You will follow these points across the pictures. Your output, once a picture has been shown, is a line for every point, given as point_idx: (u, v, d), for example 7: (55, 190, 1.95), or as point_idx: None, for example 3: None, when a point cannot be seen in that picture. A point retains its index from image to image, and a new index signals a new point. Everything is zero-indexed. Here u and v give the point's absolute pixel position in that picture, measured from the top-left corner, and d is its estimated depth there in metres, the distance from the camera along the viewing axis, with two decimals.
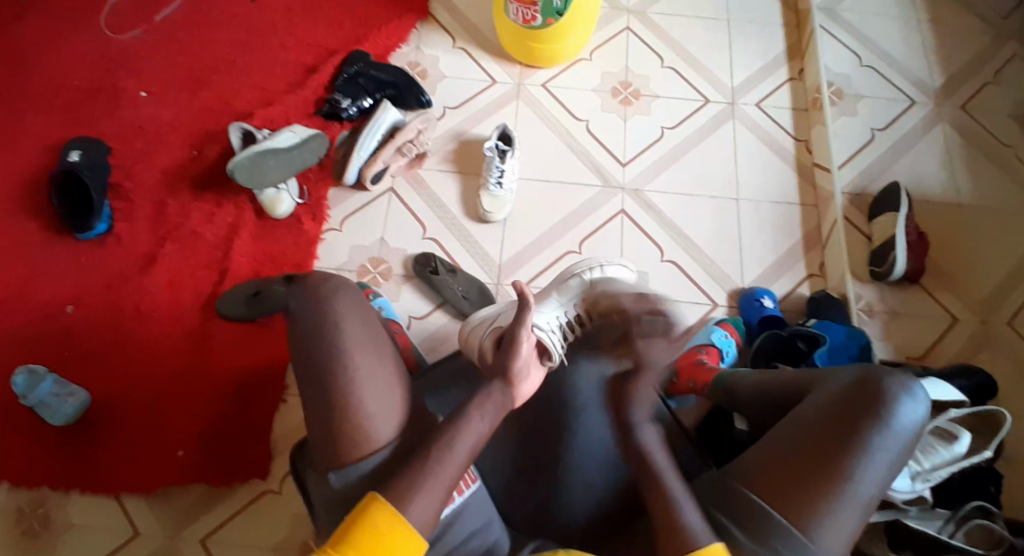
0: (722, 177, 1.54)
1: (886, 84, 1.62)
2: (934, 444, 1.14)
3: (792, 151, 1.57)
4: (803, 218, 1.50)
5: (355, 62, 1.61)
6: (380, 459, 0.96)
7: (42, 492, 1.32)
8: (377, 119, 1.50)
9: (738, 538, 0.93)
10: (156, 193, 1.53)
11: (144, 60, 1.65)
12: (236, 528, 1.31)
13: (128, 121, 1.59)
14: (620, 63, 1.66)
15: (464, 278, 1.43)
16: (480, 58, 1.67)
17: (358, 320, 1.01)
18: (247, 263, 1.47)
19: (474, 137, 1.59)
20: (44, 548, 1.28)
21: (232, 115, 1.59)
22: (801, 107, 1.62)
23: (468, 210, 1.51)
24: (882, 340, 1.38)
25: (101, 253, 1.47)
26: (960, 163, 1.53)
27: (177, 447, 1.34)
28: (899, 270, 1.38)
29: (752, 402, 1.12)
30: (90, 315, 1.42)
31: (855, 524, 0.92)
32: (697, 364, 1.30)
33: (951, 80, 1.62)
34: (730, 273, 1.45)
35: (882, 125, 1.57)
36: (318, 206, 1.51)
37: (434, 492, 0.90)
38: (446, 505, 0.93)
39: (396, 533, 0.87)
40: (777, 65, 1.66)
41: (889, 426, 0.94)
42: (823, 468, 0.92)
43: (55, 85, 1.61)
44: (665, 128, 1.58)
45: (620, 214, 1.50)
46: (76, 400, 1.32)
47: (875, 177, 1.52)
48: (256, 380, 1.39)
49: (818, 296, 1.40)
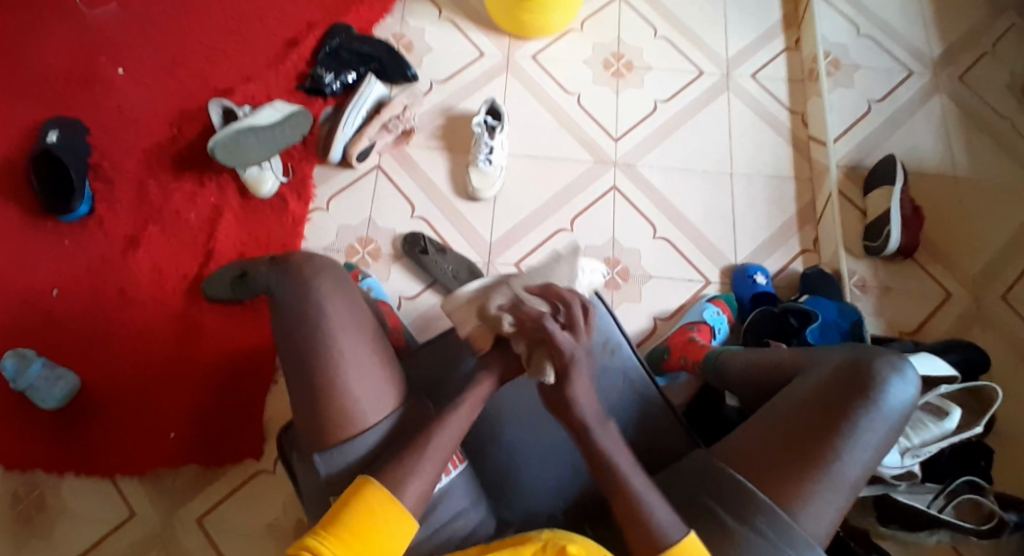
0: (715, 151, 1.51)
1: (883, 55, 1.58)
2: (924, 420, 1.16)
3: (786, 123, 1.54)
4: (797, 193, 1.48)
5: (337, 35, 1.56)
6: (378, 436, 0.95)
7: (35, 475, 1.31)
8: (363, 94, 1.46)
9: (724, 519, 0.91)
10: (137, 173, 1.49)
11: (120, 36, 1.60)
12: (229, 508, 1.31)
13: (104, 98, 1.54)
14: (612, 33, 1.61)
15: (453, 257, 1.40)
16: (468, 29, 1.62)
17: (343, 303, 0.99)
18: (232, 244, 1.44)
19: (462, 113, 1.55)
20: (40, 532, 1.28)
21: (213, 91, 1.55)
22: (797, 79, 1.58)
23: (457, 187, 1.49)
24: (874, 316, 1.37)
25: (82, 236, 1.45)
26: (956, 136, 1.50)
27: (168, 429, 1.33)
28: (893, 245, 1.36)
29: (741, 382, 1.12)
30: (74, 300, 1.40)
31: (842, 504, 0.92)
32: (690, 341, 1.28)
33: (949, 50, 1.58)
34: (722, 249, 1.44)
35: (879, 97, 1.54)
36: (303, 184, 1.48)
37: (425, 475, 0.89)
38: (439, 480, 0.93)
39: (388, 512, 0.86)
40: (773, 35, 1.62)
41: (878, 408, 0.93)
42: (811, 449, 0.92)
43: (31, 60, 1.56)
44: (658, 101, 1.55)
45: (613, 190, 1.47)
46: (65, 384, 1.31)
47: (871, 150, 1.49)
48: (245, 364, 1.38)
49: (810, 273, 1.39)
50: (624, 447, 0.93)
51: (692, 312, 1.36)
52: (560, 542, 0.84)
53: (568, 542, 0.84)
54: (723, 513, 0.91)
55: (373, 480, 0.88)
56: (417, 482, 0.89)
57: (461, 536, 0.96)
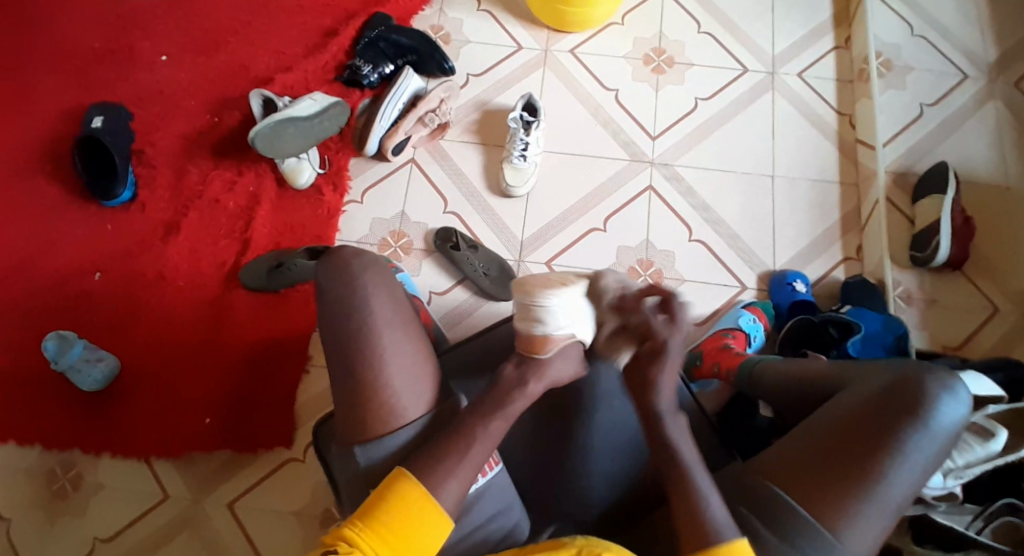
0: (757, 152, 1.46)
1: (936, 56, 1.51)
2: (969, 441, 1.11)
3: (833, 125, 1.48)
4: (842, 198, 1.43)
5: (376, 26, 1.56)
6: (409, 435, 0.95)
7: (72, 453, 1.36)
8: (400, 86, 1.46)
9: (765, 537, 0.89)
10: (177, 159, 1.52)
11: (162, 22, 1.62)
12: (263, 491, 1.34)
13: (146, 84, 1.57)
14: (653, 28, 1.57)
15: (484, 253, 1.39)
16: (506, 22, 1.60)
17: (387, 296, 0.98)
18: (267, 234, 1.46)
19: (498, 107, 1.53)
20: (75, 508, 1.33)
21: (252, 81, 1.56)
22: (845, 79, 1.52)
23: (490, 184, 1.47)
24: (919, 329, 1.32)
25: (123, 220, 1.48)
26: (1011, 144, 1.43)
27: (203, 414, 1.36)
28: (942, 256, 1.30)
29: (778, 393, 1.09)
30: (114, 284, 1.44)
31: (885, 523, 0.89)
32: (723, 348, 1.25)
33: (1007, 53, 1.50)
34: (761, 254, 1.40)
35: (931, 100, 1.47)
36: (339, 176, 1.49)
37: (455, 467, 0.88)
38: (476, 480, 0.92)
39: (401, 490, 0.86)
40: (821, 33, 1.56)
41: (927, 426, 0.90)
42: (853, 467, 0.89)
43: (77, 47, 1.59)
44: (699, 99, 1.51)
45: (648, 190, 1.44)
46: (105, 366, 1.35)
47: (921, 156, 1.43)
48: (277, 352, 1.40)
49: (852, 282, 1.34)
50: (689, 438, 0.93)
51: (726, 318, 1.32)
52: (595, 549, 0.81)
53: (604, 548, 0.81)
54: (761, 529, 0.90)
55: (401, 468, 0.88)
56: (452, 477, 0.88)
57: (497, 538, 0.95)
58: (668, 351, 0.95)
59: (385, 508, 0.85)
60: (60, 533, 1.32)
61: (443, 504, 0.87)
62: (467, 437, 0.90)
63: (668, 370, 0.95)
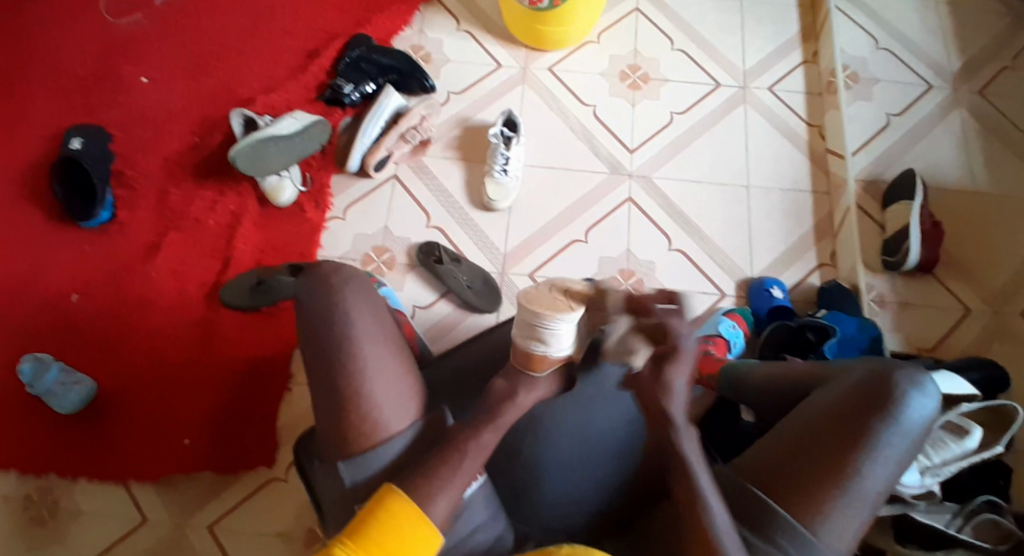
0: (732, 163, 1.50)
1: (901, 68, 1.57)
2: (944, 438, 1.14)
3: (804, 136, 1.53)
4: (815, 206, 1.47)
5: (358, 46, 1.57)
6: (401, 446, 0.94)
7: (48, 480, 1.33)
8: (381, 104, 1.48)
9: (748, 538, 0.90)
10: (158, 180, 1.52)
11: (143, 45, 1.62)
12: (246, 512, 1.32)
13: (127, 107, 1.57)
14: (629, 45, 1.62)
15: (468, 267, 1.41)
16: (485, 41, 1.63)
17: (368, 309, 1.00)
18: (249, 252, 1.46)
19: (479, 124, 1.56)
20: (52, 536, 1.29)
21: (234, 101, 1.57)
22: (814, 92, 1.57)
23: (473, 198, 1.49)
24: (893, 331, 1.35)
25: (103, 241, 1.47)
26: (976, 150, 1.48)
27: (183, 436, 1.34)
28: (912, 261, 1.35)
29: (757, 398, 1.11)
30: (94, 305, 1.42)
31: (862, 519, 0.90)
32: (704, 355, 1.26)
33: (969, 63, 1.57)
34: (739, 263, 1.43)
35: (898, 110, 1.53)
36: (321, 193, 1.50)
37: (447, 472, 0.88)
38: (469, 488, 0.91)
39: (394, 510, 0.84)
40: (790, 48, 1.62)
41: (899, 422, 0.92)
42: (830, 464, 0.91)
43: (56, 71, 1.59)
44: (674, 113, 1.55)
45: (627, 202, 1.47)
46: (82, 389, 1.32)
47: (890, 163, 1.48)
48: (259, 371, 1.39)
49: (829, 288, 1.37)
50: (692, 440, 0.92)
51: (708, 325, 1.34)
52: (582, 549, 0.82)
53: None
54: (743, 529, 0.90)
55: (391, 486, 0.87)
56: (444, 491, 0.87)
57: (483, 549, 0.95)
58: (684, 349, 0.88)
59: (373, 524, 0.83)
60: None
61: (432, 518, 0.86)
62: (457, 443, 0.91)
63: (684, 368, 0.89)
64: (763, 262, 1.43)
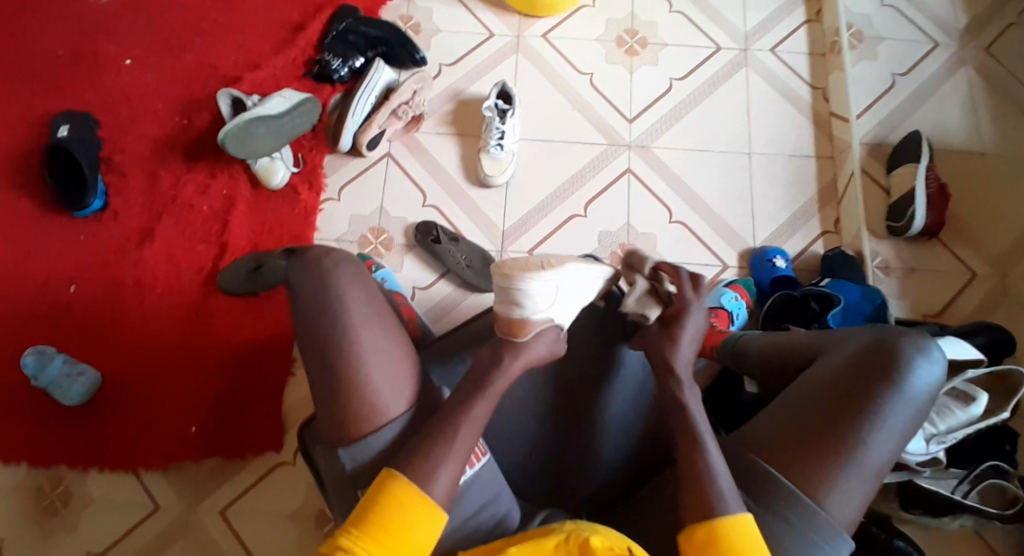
0: (733, 126, 1.47)
1: (908, 25, 1.52)
2: (950, 406, 1.13)
3: (807, 99, 1.49)
4: (818, 171, 1.44)
5: (344, 19, 1.54)
6: (394, 431, 0.92)
7: (59, 469, 1.34)
8: (371, 78, 1.44)
9: (752, 509, 0.90)
10: (148, 164, 1.49)
11: (124, 25, 1.58)
12: (255, 496, 1.33)
13: (111, 89, 1.53)
14: (625, 9, 1.56)
15: (466, 245, 1.39)
16: (476, 9, 1.57)
17: (361, 295, 0.96)
18: (244, 236, 1.44)
19: (472, 96, 1.52)
20: (67, 523, 1.31)
21: (220, 80, 1.53)
22: (818, 52, 1.52)
23: (469, 174, 1.46)
24: (898, 298, 1.34)
25: (96, 229, 1.45)
26: (984, 109, 1.44)
27: (189, 423, 1.35)
28: (918, 225, 1.32)
29: (760, 365, 1.10)
30: (92, 294, 1.41)
31: (867, 487, 0.89)
32: (707, 326, 1.25)
33: (978, 18, 1.52)
34: (740, 231, 1.41)
35: (904, 70, 1.48)
36: (314, 173, 1.47)
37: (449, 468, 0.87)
38: (464, 471, 0.90)
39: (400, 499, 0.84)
40: (793, 6, 1.56)
41: (903, 389, 0.90)
42: (834, 434, 0.89)
43: (38, 54, 1.55)
44: (674, 79, 1.50)
45: (627, 172, 1.44)
46: (87, 379, 1.33)
47: (895, 125, 1.44)
48: (257, 357, 1.39)
49: (832, 255, 1.35)
50: (689, 415, 0.92)
51: (710, 297, 1.33)
52: (583, 533, 0.80)
53: (590, 533, 0.79)
54: (750, 503, 0.90)
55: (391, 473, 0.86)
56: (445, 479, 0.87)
57: (487, 528, 0.93)
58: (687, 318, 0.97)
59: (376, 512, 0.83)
60: (54, 549, 1.30)
61: (432, 497, 0.85)
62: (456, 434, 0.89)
63: (687, 337, 0.97)
64: (765, 229, 1.41)
